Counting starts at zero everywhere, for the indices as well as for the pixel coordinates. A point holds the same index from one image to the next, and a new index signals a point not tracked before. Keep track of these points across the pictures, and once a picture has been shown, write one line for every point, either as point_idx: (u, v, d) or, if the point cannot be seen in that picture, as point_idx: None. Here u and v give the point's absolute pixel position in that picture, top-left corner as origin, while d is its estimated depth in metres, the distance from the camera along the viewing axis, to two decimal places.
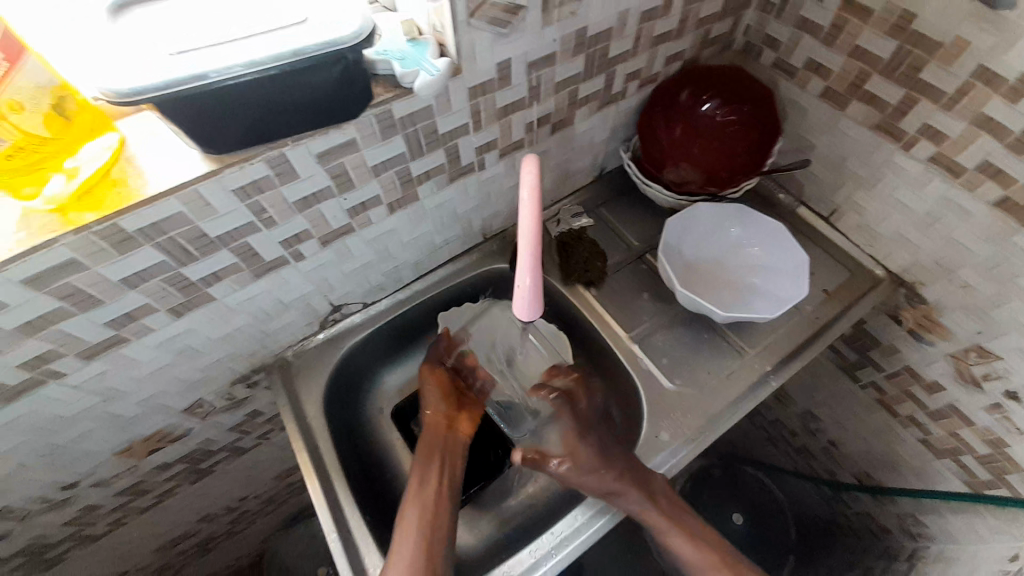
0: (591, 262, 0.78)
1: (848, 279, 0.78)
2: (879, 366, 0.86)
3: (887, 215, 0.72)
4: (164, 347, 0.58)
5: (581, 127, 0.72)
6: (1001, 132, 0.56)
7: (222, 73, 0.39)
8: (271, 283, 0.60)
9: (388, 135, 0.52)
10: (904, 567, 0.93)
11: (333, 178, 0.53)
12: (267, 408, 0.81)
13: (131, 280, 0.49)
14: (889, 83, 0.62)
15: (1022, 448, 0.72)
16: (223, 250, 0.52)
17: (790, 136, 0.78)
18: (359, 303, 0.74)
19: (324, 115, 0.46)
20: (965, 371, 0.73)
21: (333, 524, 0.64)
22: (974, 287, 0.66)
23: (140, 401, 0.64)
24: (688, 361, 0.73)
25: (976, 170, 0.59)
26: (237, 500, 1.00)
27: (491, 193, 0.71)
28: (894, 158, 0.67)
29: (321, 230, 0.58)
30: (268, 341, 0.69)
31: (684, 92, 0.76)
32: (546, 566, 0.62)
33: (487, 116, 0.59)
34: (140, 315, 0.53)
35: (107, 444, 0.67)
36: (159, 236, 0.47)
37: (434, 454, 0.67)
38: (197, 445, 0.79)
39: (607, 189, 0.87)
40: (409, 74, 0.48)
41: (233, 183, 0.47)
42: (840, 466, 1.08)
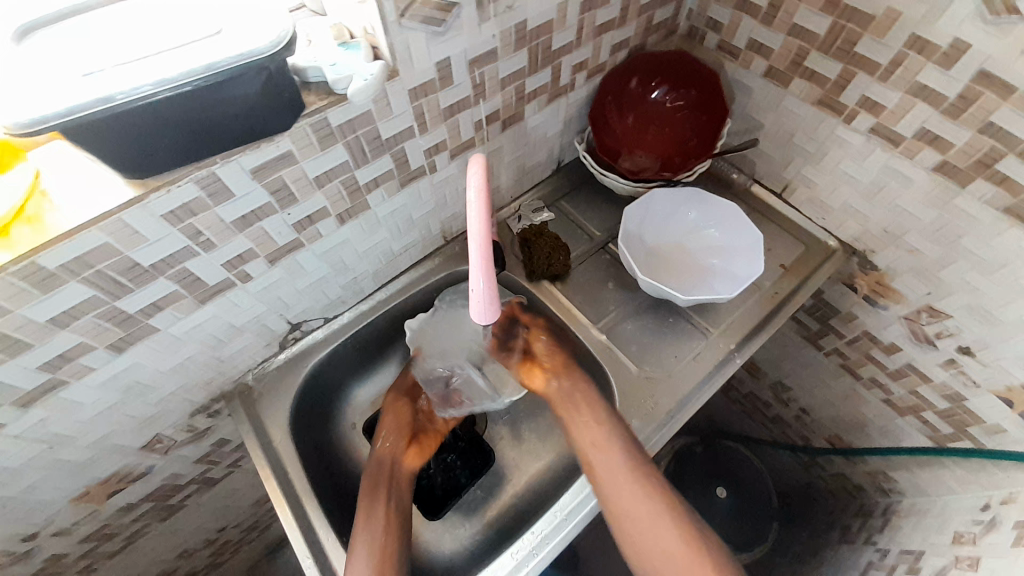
0: (554, 257, 0.77)
1: (803, 251, 0.80)
2: (840, 333, 0.89)
3: (835, 187, 0.74)
4: (109, 385, 0.55)
5: (533, 121, 0.71)
6: (933, 100, 0.58)
7: (130, 94, 0.37)
8: (219, 307, 0.57)
9: (327, 144, 0.50)
10: (879, 523, 0.97)
11: (273, 193, 0.50)
12: (234, 435, 0.78)
13: (61, 319, 0.46)
14: (827, 58, 0.64)
15: (977, 399, 0.76)
16: (160, 278, 0.49)
17: (738, 116, 0.79)
18: (320, 319, 0.72)
19: (251, 130, 0.43)
20: (919, 331, 0.76)
21: (308, 549, 0.63)
22: (920, 251, 0.69)
23: (91, 444, 0.60)
24: (656, 347, 0.74)
25: (914, 138, 0.61)
26: (214, 531, 0.97)
27: (446, 195, 0.70)
28: (837, 131, 0.68)
29: (267, 248, 0.55)
30: (226, 367, 0.66)
31: (633, 80, 0.76)
32: (528, 566, 0.62)
33: (432, 117, 0.57)
34: (77, 355, 0.50)
35: (60, 492, 0.63)
36: (86, 269, 0.44)
37: (381, 476, 0.65)
38: (162, 482, 0.75)
39: (565, 181, 0.86)
40: (341, 80, 0.46)
41: (162, 207, 0.44)
42: (813, 431, 1.12)
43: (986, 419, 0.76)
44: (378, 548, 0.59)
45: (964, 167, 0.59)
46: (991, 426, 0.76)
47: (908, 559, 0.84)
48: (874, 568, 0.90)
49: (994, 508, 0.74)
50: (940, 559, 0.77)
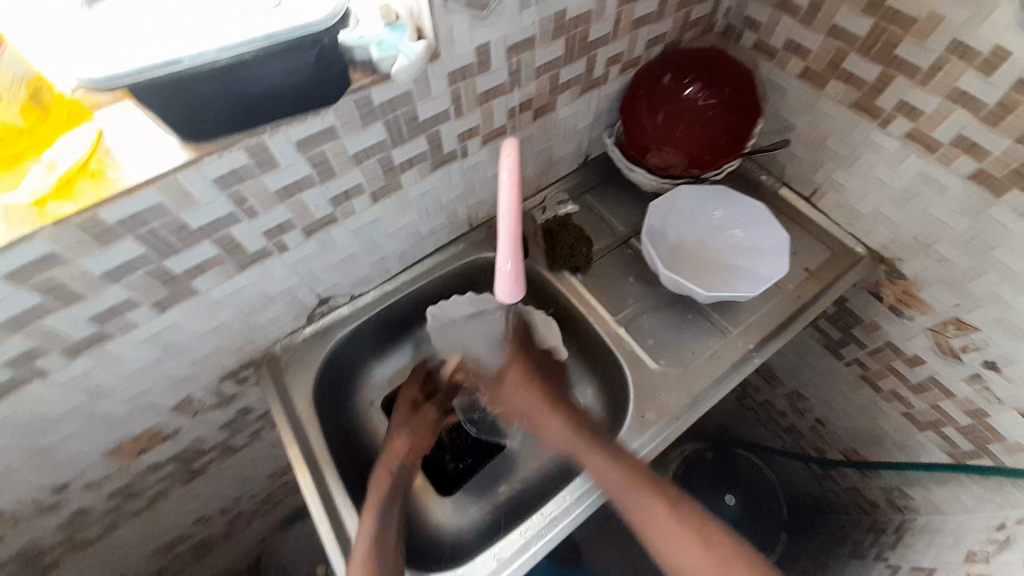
0: (575, 248, 0.78)
1: (829, 257, 0.79)
2: (862, 343, 0.88)
3: (866, 192, 0.73)
4: (150, 343, 0.58)
5: (564, 113, 0.72)
6: (974, 106, 0.57)
7: (194, 58, 0.39)
8: (254, 275, 0.59)
9: (368, 121, 0.52)
10: (892, 539, 0.96)
11: (314, 167, 0.52)
12: (258, 405, 0.81)
13: (113, 273, 0.49)
14: (866, 60, 0.63)
15: (1001, 416, 0.74)
16: (205, 242, 0.52)
17: (770, 117, 0.79)
18: (346, 295, 0.74)
19: (300, 102, 0.45)
20: (944, 344, 0.75)
21: (324, 514, 0.65)
22: (951, 261, 0.68)
23: (128, 399, 0.63)
24: (675, 341, 0.74)
25: (951, 144, 0.61)
26: (231, 500, 1.00)
27: (476, 181, 0.71)
28: (872, 136, 0.68)
29: (305, 221, 0.58)
30: (256, 335, 0.68)
31: (667, 76, 0.76)
32: (537, 546, 0.63)
33: (468, 102, 0.59)
34: (123, 310, 0.53)
35: (97, 443, 0.66)
36: (140, 228, 0.46)
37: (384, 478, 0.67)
38: (188, 444, 0.78)
39: (593, 175, 0.87)
40: (386, 59, 0.48)
41: (212, 172, 0.46)
42: (828, 443, 1.10)
43: (1009, 438, 0.74)
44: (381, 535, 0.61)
45: (1003, 175, 0.58)
46: (1015, 445, 0.74)
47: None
48: None
49: (1010, 528, 0.72)
50: None
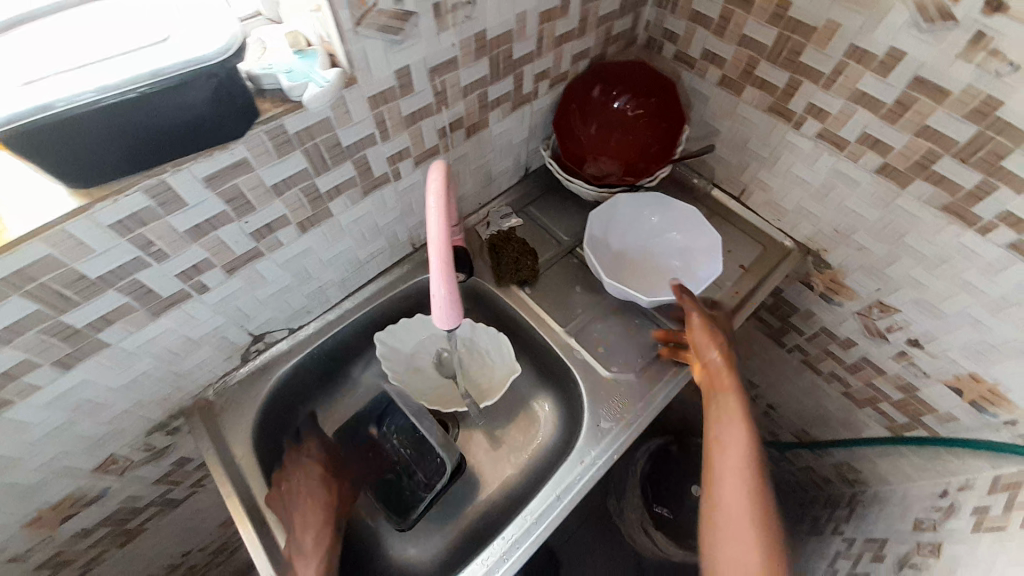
0: (521, 262, 0.78)
1: (761, 252, 0.82)
2: (800, 330, 0.92)
3: (789, 189, 0.77)
4: (58, 404, 0.53)
5: (497, 129, 0.72)
6: (873, 106, 0.61)
7: (71, 101, 0.36)
8: (173, 320, 0.55)
9: (284, 151, 0.50)
10: (845, 513, 1.01)
11: (228, 202, 0.49)
12: (196, 453, 0.75)
13: (1, 334, 0.44)
14: (776, 67, 0.67)
15: (928, 389, 0.79)
16: (109, 291, 0.48)
17: (696, 123, 0.82)
18: (284, 329, 0.71)
19: (202, 139, 0.43)
20: (871, 326, 0.80)
21: (273, 568, 0.61)
22: (869, 249, 0.72)
23: (39, 467, 0.57)
24: (624, 348, 0.75)
25: (857, 142, 0.65)
26: (178, 555, 0.93)
27: (412, 203, 0.70)
28: (788, 137, 0.72)
29: (225, 259, 0.54)
30: (185, 382, 0.64)
31: (596, 89, 0.78)
32: (499, 572, 0.61)
33: (394, 124, 0.57)
34: (20, 372, 0.47)
35: (7, 519, 0.59)
36: (27, 283, 0.42)
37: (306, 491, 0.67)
38: (120, 505, 0.72)
39: (533, 187, 0.88)
40: (297, 87, 0.46)
41: (109, 217, 0.43)
42: (781, 427, 1.15)
43: (938, 409, 0.80)
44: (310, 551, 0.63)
45: (905, 169, 0.62)
46: (944, 415, 0.79)
47: (872, 548, 0.87)
48: (841, 557, 0.93)
49: (952, 495, 0.78)
50: (902, 546, 0.81)
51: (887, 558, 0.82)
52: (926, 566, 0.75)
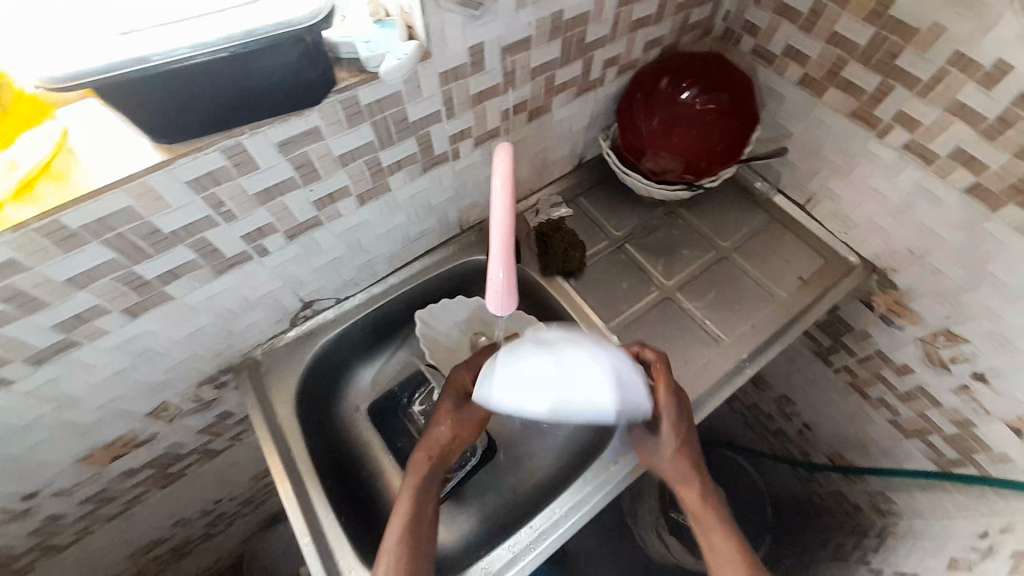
0: (569, 254, 0.76)
1: (822, 265, 0.79)
2: (851, 351, 0.88)
3: (861, 202, 0.73)
4: (122, 349, 0.55)
5: (559, 115, 0.70)
6: (972, 119, 0.56)
7: (166, 56, 0.36)
8: (234, 279, 0.57)
9: (354, 122, 0.49)
10: (874, 543, 0.97)
11: (297, 168, 0.50)
12: (239, 408, 0.78)
13: (79, 279, 0.46)
14: (866, 70, 0.62)
15: (986, 427, 0.75)
16: (179, 246, 0.49)
17: (767, 124, 0.78)
18: (332, 298, 0.72)
19: (283, 101, 0.43)
20: (933, 355, 0.75)
21: (307, 527, 0.63)
22: (944, 273, 0.68)
23: (100, 406, 0.60)
24: (667, 351, 0.73)
25: (948, 157, 0.60)
26: (212, 502, 0.97)
27: (468, 183, 0.69)
28: (868, 145, 0.67)
29: (287, 224, 0.55)
30: (236, 340, 0.66)
31: (664, 80, 0.73)
32: (523, 560, 0.62)
33: (461, 103, 0.56)
34: (92, 316, 0.50)
35: (67, 451, 0.63)
36: (107, 232, 0.44)
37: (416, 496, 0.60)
38: (166, 449, 0.75)
39: (587, 178, 0.86)
40: (374, 58, 0.46)
41: (188, 173, 0.44)
42: (815, 448, 1.10)
43: (996, 449, 0.75)
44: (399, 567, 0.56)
45: (999, 190, 0.58)
46: (1001, 456, 0.75)
47: None
48: None
49: (992, 537, 0.73)
50: None
51: None
52: None
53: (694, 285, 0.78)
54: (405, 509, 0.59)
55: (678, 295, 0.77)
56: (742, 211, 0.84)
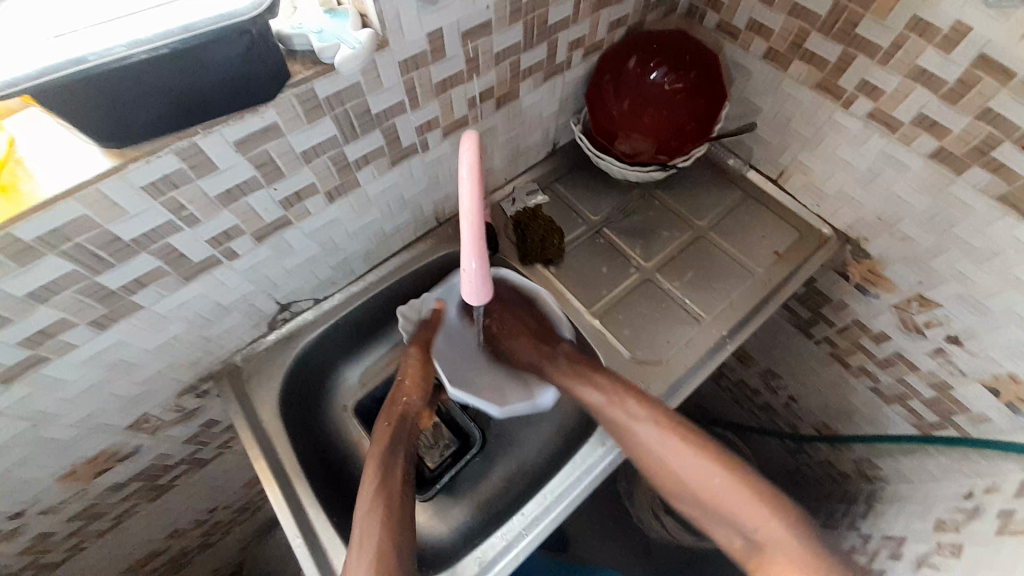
0: (547, 241, 0.76)
1: (798, 238, 0.79)
2: (831, 322, 0.89)
3: (832, 173, 0.73)
4: (93, 362, 0.54)
5: (528, 101, 0.69)
6: (932, 85, 0.57)
7: (103, 55, 0.35)
8: (205, 285, 0.56)
9: (314, 117, 0.49)
10: (863, 508, 1.00)
11: (259, 167, 0.49)
12: (223, 416, 0.77)
13: (39, 294, 0.45)
14: (828, 40, 0.62)
15: (961, 387, 0.77)
16: (143, 254, 0.48)
17: (736, 99, 0.78)
18: (309, 299, 0.71)
19: (233, 97, 0.42)
20: (908, 321, 0.77)
21: (298, 529, 0.63)
22: (914, 239, 0.69)
23: (76, 422, 0.59)
24: (649, 332, 0.73)
25: (911, 124, 0.61)
26: (205, 512, 0.97)
27: (439, 175, 0.68)
28: (835, 116, 0.68)
29: (254, 226, 0.54)
30: (213, 347, 0.65)
31: (632, 59, 0.73)
32: (518, 546, 0.62)
33: (424, 93, 0.55)
34: (58, 331, 0.49)
35: (46, 470, 0.62)
36: (64, 243, 0.42)
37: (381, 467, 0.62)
38: (151, 462, 0.75)
39: (561, 164, 0.85)
40: (327, 49, 0.45)
41: (142, 179, 0.42)
42: (802, 420, 1.12)
43: (973, 409, 0.77)
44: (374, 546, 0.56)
45: (962, 154, 0.58)
46: (978, 415, 0.77)
47: (890, 544, 0.87)
48: (857, 551, 0.93)
49: (976, 496, 0.75)
50: (923, 545, 0.79)
51: (905, 555, 0.82)
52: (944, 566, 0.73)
53: (673, 266, 0.78)
54: (380, 502, 0.59)
55: (657, 276, 0.77)
56: (717, 189, 0.84)
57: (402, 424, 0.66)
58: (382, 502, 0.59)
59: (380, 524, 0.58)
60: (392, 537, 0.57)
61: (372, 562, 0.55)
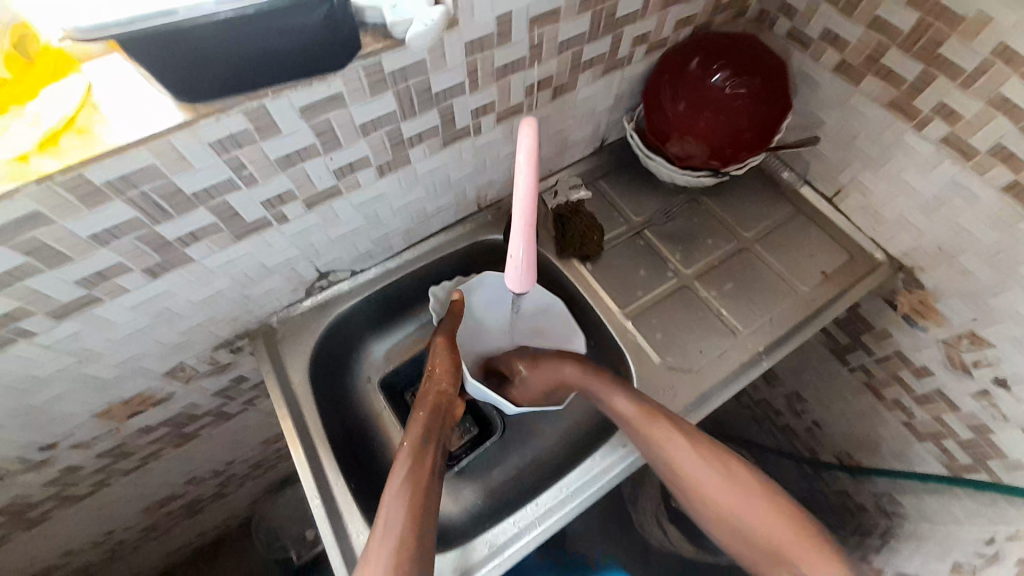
0: (586, 238, 0.75)
1: (847, 261, 0.76)
2: (869, 350, 0.86)
3: (893, 196, 0.70)
4: (141, 308, 0.56)
5: (584, 93, 0.68)
6: (1015, 114, 0.54)
7: (192, 12, 0.36)
8: (252, 245, 0.57)
9: (377, 90, 0.49)
10: (877, 543, 0.97)
11: (318, 135, 0.49)
12: (252, 374, 0.80)
13: (102, 235, 0.46)
14: (907, 58, 0.59)
15: (1003, 435, 0.73)
16: (200, 208, 0.49)
17: (799, 111, 0.75)
18: (347, 270, 0.72)
19: (302, 64, 0.42)
20: (955, 358, 0.73)
21: (316, 491, 0.64)
22: (974, 273, 0.65)
23: (119, 363, 0.62)
24: (680, 339, 0.72)
25: (988, 153, 0.57)
26: (224, 463, 1.00)
27: (487, 160, 0.68)
28: (905, 138, 0.65)
29: (306, 192, 0.55)
30: (252, 306, 0.67)
31: (694, 60, 0.71)
32: (529, 535, 0.63)
33: (485, 75, 0.55)
34: (113, 274, 0.50)
35: (86, 406, 0.65)
36: (130, 189, 0.44)
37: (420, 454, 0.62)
38: (182, 409, 0.78)
39: (607, 161, 0.84)
40: (400, 23, 0.44)
41: (209, 136, 0.44)
42: (822, 446, 1.09)
43: (1009, 455, 0.73)
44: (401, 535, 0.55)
45: None
46: (1014, 462, 0.73)
47: None
48: None
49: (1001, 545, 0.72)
50: None
51: None
52: None
53: (712, 276, 0.76)
54: (409, 487, 0.59)
55: (696, 284, 0.76)
56: (766, 203, 0.82)
57: (434, 413, 0.65)
58: (411, 487, 0.59)
59: (407, 506, 0.57)
60: (417, 523, 0.57)
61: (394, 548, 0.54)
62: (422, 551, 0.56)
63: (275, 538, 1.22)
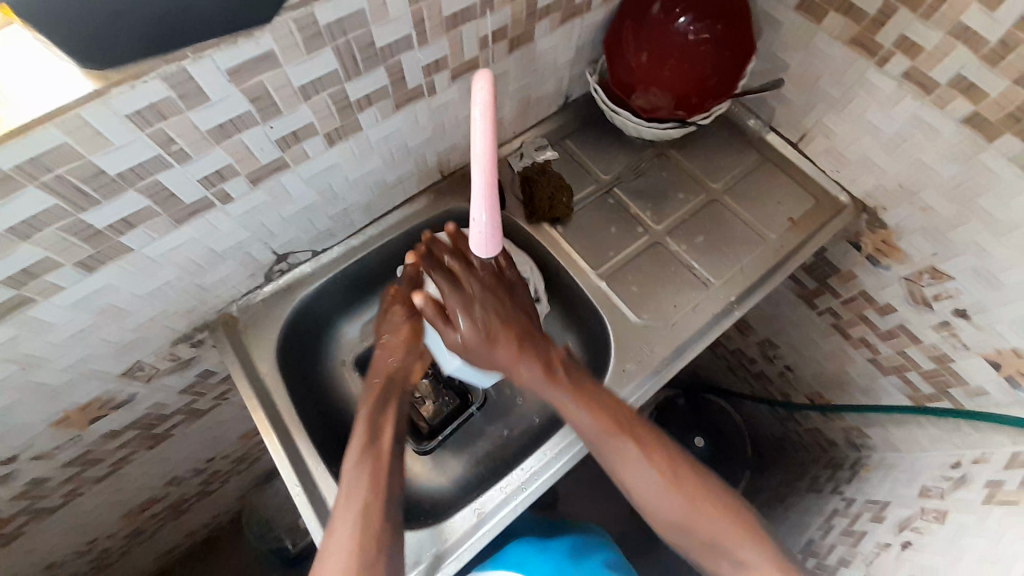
0: (557, 197, 0.73)
1: (814, 205, 0.77)
2: (836, 293, 0.88)
3: (856, 137, 0.70)
4: (82, 306, 0.52)
5: (542, 46, 0.65)
6: (974, 43, 0.53)
7: None
8: (195, 229, 0.53)
9: (313, 47, 0.45)
10: (848, 474, 1.01)
11: (253, 101, 0.45)
12: (220, 366, 0.76)
13: (21, 229, 0.42)
14: None
15: (963, 363, 0.76)
16: (130, 191, 0.45)
17: (762, 55, 0.73)
18: (308, 251, 0.69)
19: (223, 16, 0.38)
20: (917, 292, 0.76)
21: (296, 478, 0.63)
22: (934, 209, 0.67)
23: (67, 367, 0.57)
24: (655, 294, 0.72)
25: (948, 85, 0.57)
26: (204, 461, 0.97)
27: (445, 124, 0.64)
28: (868, 75, 0.64)
29: (248, 167, 0.51)
30: (208, 296, 0.63)
31: (656, 5, 0.68)
32: (517, 500, 0.63)
33: (433, 27, 0.51)
34: (42, 271, 0.46)
35: (39, 415, 0.61)
36: (43, 173, 0.39)
37: (379, 431, 0.61)
38: (148, 410, 0.74)
39: (572, 119, 0.81)
40: None
41: (127, 106, 0.39)
42: (795, 389, 1.14)
43: (970, 382, 0.76)
44: (360, 525, 0.55)
45: (995, 119, 0.55)
46: (975, 389, 0.76)
47: (872, 508, 0.88)
48: (839, 515, 0.95)
49: (964, 466, 0.76)
50: (905, 510, 0.81)
51: (888, 519, 0.83)
52: (927, 531, 0.75)
53: (683, 229, 0.76)
54: (371, 469, 0.58)
55: (667, 240, 0.75)
56: (732, 151, 0.81)
57: (382, 383, 0.65)
58: (370, 464, 0.58)
59: (366, 484, 0.57)
60: (381, 496, 0.57)
61: (356, 534, 0.54)
62: (387, 519, 0.56)
63: (268, 529, 1.22)
